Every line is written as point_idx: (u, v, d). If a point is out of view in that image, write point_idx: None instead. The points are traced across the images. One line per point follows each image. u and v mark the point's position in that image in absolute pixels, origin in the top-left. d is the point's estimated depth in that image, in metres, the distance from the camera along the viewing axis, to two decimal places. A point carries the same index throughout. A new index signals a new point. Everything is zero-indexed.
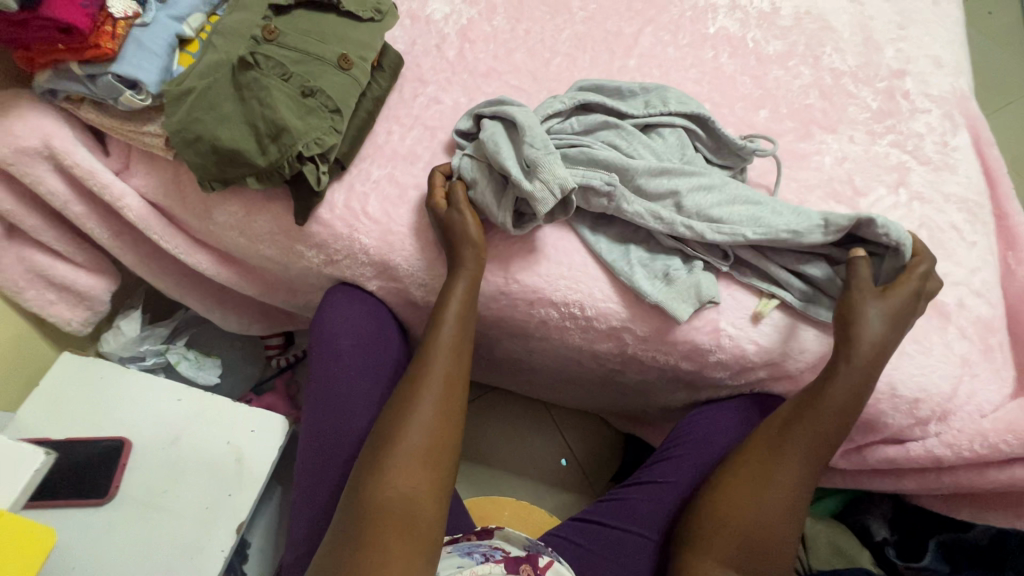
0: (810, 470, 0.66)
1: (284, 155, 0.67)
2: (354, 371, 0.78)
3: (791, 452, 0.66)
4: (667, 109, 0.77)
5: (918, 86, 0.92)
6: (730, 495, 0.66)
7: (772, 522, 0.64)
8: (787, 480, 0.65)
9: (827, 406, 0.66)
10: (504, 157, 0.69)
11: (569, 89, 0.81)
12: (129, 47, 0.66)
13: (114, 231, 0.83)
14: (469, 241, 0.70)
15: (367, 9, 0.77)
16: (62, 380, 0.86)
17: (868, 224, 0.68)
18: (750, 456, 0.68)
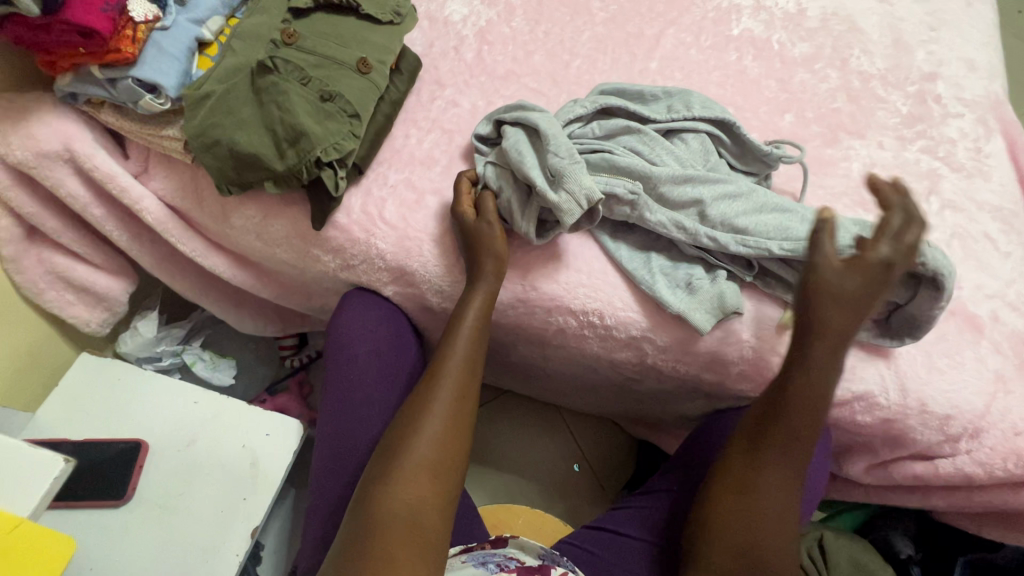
0: (791, 472, 0.65)
1: (302, 160, 0.67)
2: (370, 377, 0.77)
3: (770, 455, 0.65)
4: (691, 114, 0.75)
5: (951, 90, 0.89)
6: (726, 506, 0.65)
7: (766, 530, 0.63)
8: (769, 485, 0.64)
9: (795, 402, 0.63)
10: (528, 166, 0.68)
11: (591, 93, 0.80)
12: (149, 51, 0.66)
13: (133, 233, 0.83)
14: (492, 251, 0.69)
15: (387, 12, 0.76)
16: (81, 380, 0.87)
17: (906, 244, 0.64)
18: (735, 464, 0.67)
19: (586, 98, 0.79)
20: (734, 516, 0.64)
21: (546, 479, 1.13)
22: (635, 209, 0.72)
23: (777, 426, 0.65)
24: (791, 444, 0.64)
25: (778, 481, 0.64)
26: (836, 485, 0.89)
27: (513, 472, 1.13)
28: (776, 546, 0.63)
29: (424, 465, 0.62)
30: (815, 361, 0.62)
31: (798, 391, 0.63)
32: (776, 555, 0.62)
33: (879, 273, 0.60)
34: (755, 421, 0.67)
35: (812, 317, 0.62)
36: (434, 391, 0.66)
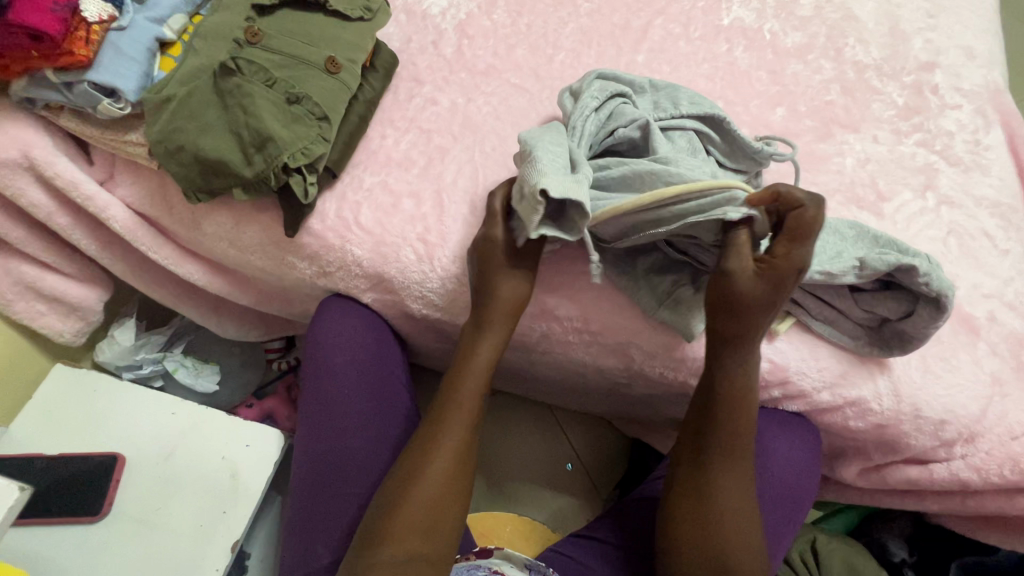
0: (738, 473, 0.65)
1: (269, 165, 0.64)
2: (360, 391, 0.75)
3: (713, 458, 0.65)
4: (679, 112, 0.72)
5: (948, 79, 0.86)
6: (686, 509, 0.65)
7: (730, 536, 0.63)
8: (726, 486, 0.64)
9: (716, 410, 0.65)
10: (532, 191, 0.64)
11: (587, 76, 0.74)
12: (105, 53, 0.63)
13: (103, 242, 0.81)
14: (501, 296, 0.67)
15: (357, 8, 0.73)
16: (56, 392, 0.85)
17: (909, 266, 0.61)
18: (685, 465, 0.67)
19: (591, 84, 0.74)
20: (695, 525, 0.64)
21: (537, 479, 1.11)
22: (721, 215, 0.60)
23: (717, 432, 0.65)
24: (734, 449, 0.65)
25: (733, 485, 0.65)
26: (828, 487, 0.87)
27: (506, 475, 1.11)
28: (741, 550, 0.63)
29: (431, 502, 0.61)
30: (731, 367, 0.64)
31: (739, 399, 0.64)
32: (740, 556, 0.63)
33: (788, 273, 0.60)
34: (693, 426, 0.67)
35: (723, 335, 0.63)
36: (448, 423, 0.65)
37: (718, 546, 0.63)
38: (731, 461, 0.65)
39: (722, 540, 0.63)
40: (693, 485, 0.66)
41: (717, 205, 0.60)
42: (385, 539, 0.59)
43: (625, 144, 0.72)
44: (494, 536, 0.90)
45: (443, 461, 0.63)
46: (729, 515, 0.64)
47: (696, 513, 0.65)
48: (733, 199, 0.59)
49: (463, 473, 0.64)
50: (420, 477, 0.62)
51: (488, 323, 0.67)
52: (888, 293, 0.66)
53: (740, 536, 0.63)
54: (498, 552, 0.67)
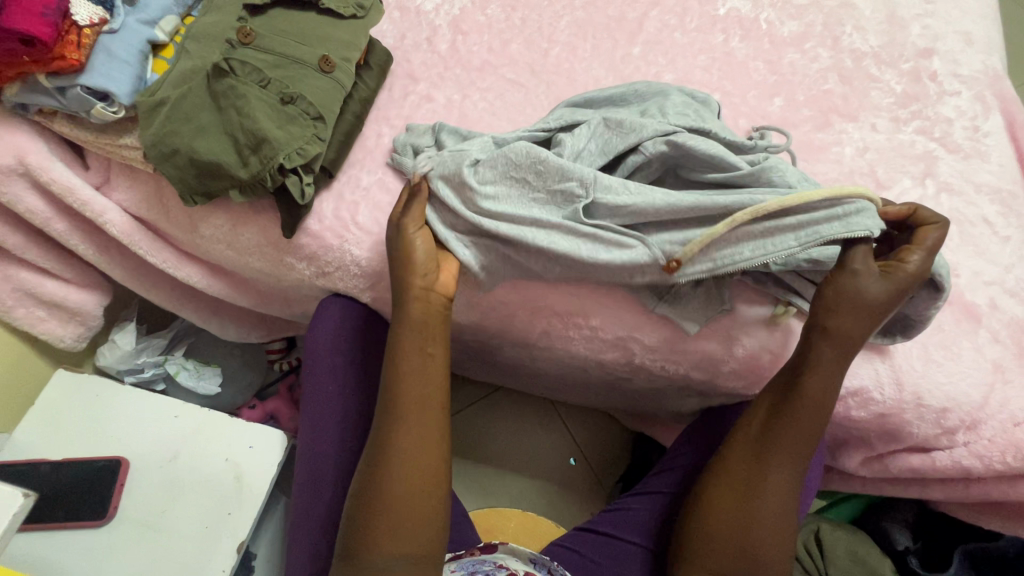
0: (791, 474, 0.63)
1: (265, 166, 0.64)
2: (336, 384, 0.76)
3: (774, 457, 0.62)
4: (669, 119, 0.65)
5: (947, 66, 0.85)
6: (724, 507, 0.64)
7: (759, 533, 0.62)
8: (778, 484, 0.62)
9: (789, 409, 0.62)
10: (569, 217, 0.63)
11: (560, 107, 0.73)
12: (97, 56, 0.63)
13: (101, 247, 0.81)
14: (413, 268, 0.63)
15: (349, 5, 0.72)
16: (59, 398, 0.85)
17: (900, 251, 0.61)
18: (739, 461, 0.64)
19: (552, 114, 0.71)
20: (725, 520, 0.63)
21: (541, 475, 1.11)
22: (857, 227, 0.58)
23: (789, 426, 0.62)
24: (801, 449, 0.62)
25: (778, 488, 0.62)
26: (831, 477, 0.88)
27: (509, 470, 1.11)
28: (769, 546, 0.62)
29: (392, 505, 0.58)
30: (824, 362, 0.60)
31: (823, 397, 0.61)
32: (770, 554, 0.61)
33: (913, 276, 0.59)
34: (762, 425, 0.64)
35: (829, 327, 0.60)
36: (403, 422, 0.61)
37: (745, 541, 0.62)
38: (779, 461, 0.62)
39: (754, 541, 0.62)
40: (737, 482, 0.64)
41: (851, 224, 0.58)
42: (361, 549, 0.58)
43: (651, 164, 0.65)
44: (499, 531, 0.90)
45: (400, 462, 0.60)
46: (760, 511, 0.62)
47: (720, 507, 0.64)
48: (864, 210, 0.58)
49: (430, 466, 0.60)
50: (383, 482, 0.59)
51: (404, 313, 0.63)
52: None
53: (779, 542, 0.62)
54: (503, 547, 0.66)
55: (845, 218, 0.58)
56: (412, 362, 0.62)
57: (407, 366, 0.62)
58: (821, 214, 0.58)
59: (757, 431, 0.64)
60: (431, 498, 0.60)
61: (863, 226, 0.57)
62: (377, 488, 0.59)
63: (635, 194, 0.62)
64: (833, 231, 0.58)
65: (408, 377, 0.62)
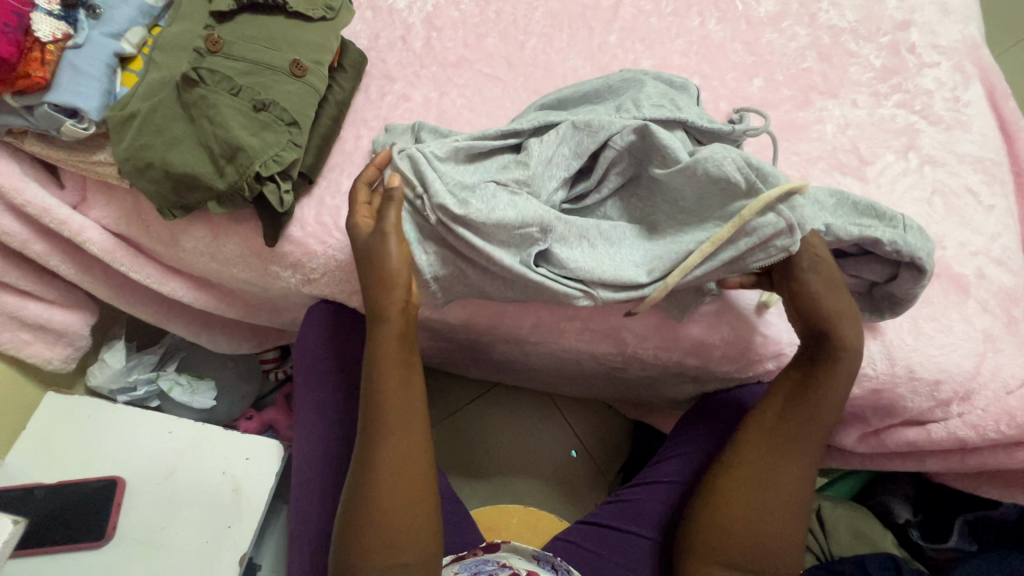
0: (801, 462, 0.63)
1: (242, 176, 0.63)
2: (327, 392, 0.76)
3: (793, 449, 0.63)
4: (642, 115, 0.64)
5: (925, 37, 0.85)
6: (739, 497, 0.63)
7: (766, 520, 0.62)
8: (790, 476, 0.63)
9: (809, 403, 0.62)
10: (521, 260, 0.62)
11: (532, 109, 0.71)
12: (63, 73, 0.61)
13: (83, 266, 0.80)
14: (391, 278, 0.61)
15: (317, 7, 0.71)
16: (52, 420, 0.85)
17: (871, 238, 0.59)
18: (750, 454, 0.64)
19: (528, 116, 0.69)
20: (729, 508, 0.63)
21: (546, 469, 1.11)
22: (778, 247, 0.57)
23: (803, 419, 0.63)
24: (810, 439, 0.63)
25: (790, 478, 0.63)
26: (831, 456, 0.87)
27: (511, 466, 1.11)
28: (776, 533, 0.62)
29: (388, 519, 0.58)
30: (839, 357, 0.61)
31: (823, 385, 0.62)
32: (779, 540, 0.62)
33: (821, 249, 0.60)
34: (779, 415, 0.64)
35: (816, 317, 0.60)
36: (390, 434, 0.61)
37: (755, 530, 0.62)
38: (779, 453, 0.63)
39: (763, 532, 0.62)
40: (739, 473, 0.64)
41: (768, 235, 0.56)
42: (366, 566, 0.58)
43: (622, 159, 0.64)
44: (502, 529, 0.89)
45: (389, 472, 0.59)
46: (770, 498, 0.62)
47: (733, 499, 0.63)
48: (788, 227, 0.56)
49: (423, 477, 0.61)
50: (375, 496, 0.59)
51: (388, 320, 0.62)
52: (866, 260, 0.63)
53: (789, 531, 0.62)
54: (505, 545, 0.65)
55: (766, 241, 0.57)
56: (392, 375, 0.62)
57: (388, 376, 0.62)
58: (744, 242, 0.57)
59: (771, 424, 0.64)
60: (427, 509, 0.60)
61: (782, 245, 0.56)
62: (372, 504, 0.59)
63: (588, 254, 0.63)
64: (758, 255, 0.58)
65: (391, 387, 0.62)
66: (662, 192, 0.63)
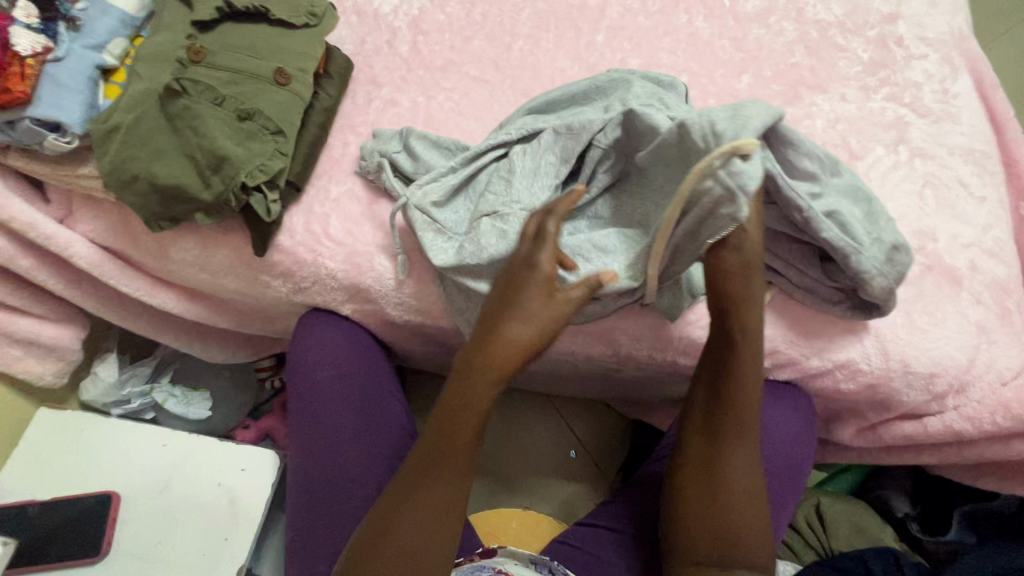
0: (745, 446, 0.62)
1: (228, 186, 0.62)
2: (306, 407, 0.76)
3: (727, 436, 0.62)
4: None
5: (913, 30, 0.85)
6: (695, 493, 0.63)
7: (730, 512, 0.61)
8: (735, 462, 0.62)
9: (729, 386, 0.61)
10: None
11: (519, 113, 0.71)
12: (44, 87, 0.61)
13: (71, 280, 0.80)
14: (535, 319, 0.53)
15: (301, 14, 0.71)
16: (46, 435, 0.84)
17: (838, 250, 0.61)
18: (694, 450, 0.65)
19: (513, 122, 0.69)
20: (697, 507, 0.63)
21: (545, 470, 1.10)
22: (725, 216, 0.51)
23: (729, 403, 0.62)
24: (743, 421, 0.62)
25: (737, 465, 0.62)
26: (828, 451, 0.87)
27: (511, 467, 1.11)
28: (744, 524, 0.61)
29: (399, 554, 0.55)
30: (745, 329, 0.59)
31: (738, 374, 0.61)
32: (747, 531, 0.61)
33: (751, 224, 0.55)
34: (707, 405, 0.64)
35: (723, 300, 0.58)
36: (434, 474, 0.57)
37: (719, 523, 0.61)
38: (717, 443, 0.63)
39: (726, 523, 0.61)
40: (693, 473, 0.64)
41: (710, 206, 0.52)
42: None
43: (609, 155, 0.64)
44: (501, 533, 0.89)
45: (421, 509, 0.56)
46: (726, 489, 0.62)
47: (689, 494, 0.64)
48: (728, 195, 0.50)
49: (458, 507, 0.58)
50: (392, 529, 0.56)
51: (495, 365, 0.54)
52: (829, 269, 0.64)
53: (752, 518, 0.61)
54: (504, 550, 0.65)
55: (710, 213, 0.52)
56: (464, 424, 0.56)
57: (467, 426, 0.56)
58: (688, 219, 0.54)
59: (702, 417, 0.65)
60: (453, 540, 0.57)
61: (727, 215, 0.51)
62: (385, 537, 0.56)
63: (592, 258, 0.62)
64: (705, 233, 0.54)
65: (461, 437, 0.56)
66: (653, 173, 0.62)
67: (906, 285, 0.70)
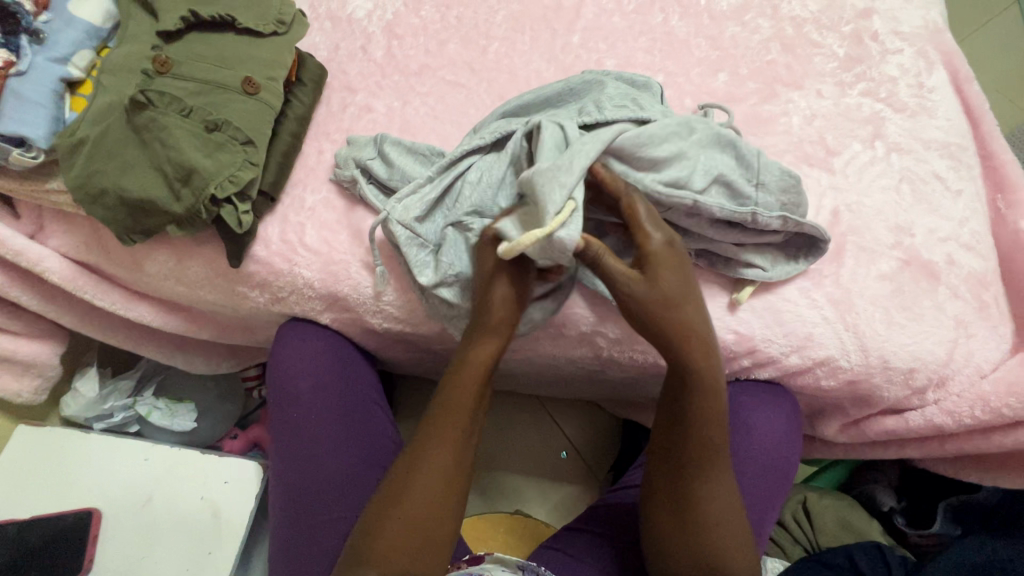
0: (713, 471, 0.62)
1: (198, 199, 0.61)
2: (286, 431, 0.75)
3: (691, 465, 0.62)
4: (603, 116, 0.64)
5: (887, 24, 0.85)
6: (668, 519, 0.63)
7: (710, 534, 0.61)
8: (708, 490, 0.62)
9: (687, 415, 0.61)
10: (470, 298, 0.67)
11: (493, 116, 0.70)
12: (8, 102, 0.61)
13: (46, 296, 0.79)
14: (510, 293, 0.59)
15: (268, 22, 0.70)
16: (24, 453, 0.83)
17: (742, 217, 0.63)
18: (662, 479, 0.64)
19: (487, 126, 0.69)
20: (674, 530, 0.63)
21: (536, 471, 1.10)
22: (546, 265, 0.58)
23: (690, 430, 0.61)
24: (708, 446, 0.61)
25: (709, 489, 0.62)
26: (814, 447, 0.88)
27: (502, 472, 1.10)
28: (727, 538, 0.61)
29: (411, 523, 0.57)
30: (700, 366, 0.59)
31: (702, 399, 0.60)
32: (728, 542, 0.61)
33: (672, 259, 0.58)
34: (668, 434, 0.64)
35: (669, 339, 0.58)
36: (421, 467, 0.59)
37: (698, 541, 0.62)
38: (687, 469, 0.62)
39: (705, 543, 0.61)
40: (665, 496, 0.64)
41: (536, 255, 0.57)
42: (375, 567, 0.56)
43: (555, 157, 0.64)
44: (487, 540, 0.89)
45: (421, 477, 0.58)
46: (700, 507, 0.62)
47: (664, 515, 0.64)
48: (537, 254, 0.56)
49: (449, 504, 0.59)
50: (377, 532, 0.57)
51: (489, 330, 0.60)
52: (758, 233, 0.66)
53: (733, 533, 0.62)
54: (490, 557, 0.65)
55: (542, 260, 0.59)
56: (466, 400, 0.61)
57: (463, 399, 0.61)
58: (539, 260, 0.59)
59: (665, 443, 0.64)
60: (446, 534, 0.58)
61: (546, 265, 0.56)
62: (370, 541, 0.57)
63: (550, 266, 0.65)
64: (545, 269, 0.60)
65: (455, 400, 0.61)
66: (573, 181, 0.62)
67: (884, 281, 0.70)
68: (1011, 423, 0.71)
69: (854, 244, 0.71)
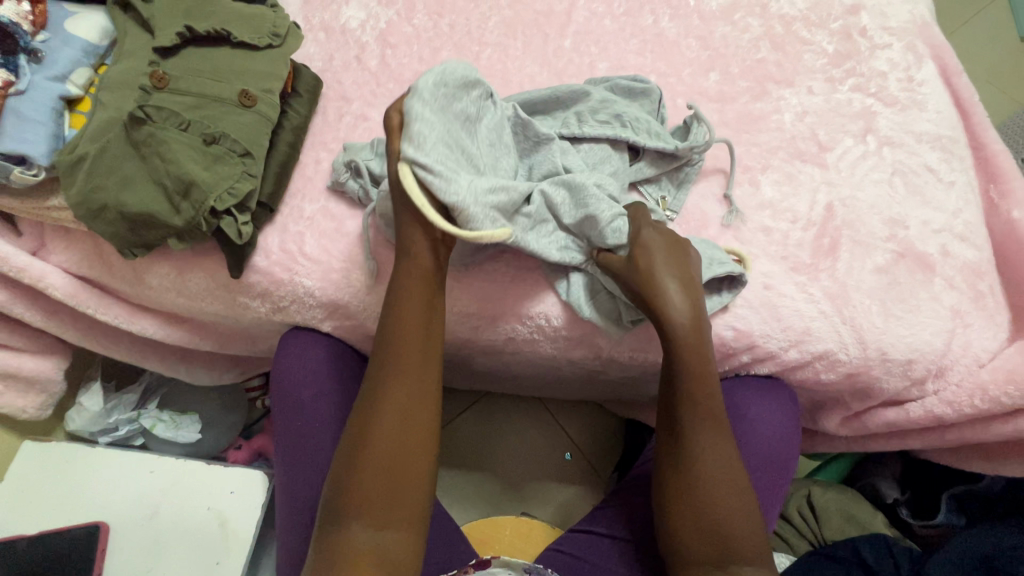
0: (716, 435, 0.62)
1: (197, 211, 0.62)
2: (300, 423, 0.75)
3: (693, 420, 0.63)
4: (581, 132, 0.68)
5: (876, 20, 0.86)
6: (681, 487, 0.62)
7: (718, 503, 0.61)
8: (707, 443, 0.62)
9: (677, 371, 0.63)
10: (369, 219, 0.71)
11: None
12: (9, 121, 0.61)
13: (48, 312, 0.80)
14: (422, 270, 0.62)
15: (263, 35, 0.71)
16: (29, 470, 0.84)
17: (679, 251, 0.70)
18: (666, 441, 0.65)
19: None
20: (680, 497, 0.62)
21: (539, 473, 1.11)
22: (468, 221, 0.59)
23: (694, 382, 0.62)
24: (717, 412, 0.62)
25: (712, 446, 0.62)
26: (816, 440, 0.88)
27: (506, 475, 1.11)
28: (727, 500, 0.61)
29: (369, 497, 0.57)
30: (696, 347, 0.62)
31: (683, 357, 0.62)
32: (729, 503, 0.61)
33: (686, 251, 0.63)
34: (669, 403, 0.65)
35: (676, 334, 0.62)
36: (373, 425, 0.59)
37: (703, 504, 0.61)
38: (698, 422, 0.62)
39: (717, 513, 0.61)
40: (672, 457, 0.64)
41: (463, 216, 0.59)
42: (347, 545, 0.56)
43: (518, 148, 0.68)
44: (493, 542, 0.88)
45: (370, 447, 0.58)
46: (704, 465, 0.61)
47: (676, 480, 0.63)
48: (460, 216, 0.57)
49: (408, 461, 0.59)
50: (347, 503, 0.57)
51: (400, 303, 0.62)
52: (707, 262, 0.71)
53: (736, 504, 0.61)
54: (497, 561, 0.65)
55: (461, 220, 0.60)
56: (410, 347, 0.61)
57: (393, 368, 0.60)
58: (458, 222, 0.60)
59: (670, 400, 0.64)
60: (414, 493, 0.59)
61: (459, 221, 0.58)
62: (348, 507, 0.57)
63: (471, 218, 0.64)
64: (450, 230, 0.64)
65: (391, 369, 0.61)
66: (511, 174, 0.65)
67: (880, 273, 0.70)
68: (1010, 412, 0.71)
69: (849, 238, 0.72)
